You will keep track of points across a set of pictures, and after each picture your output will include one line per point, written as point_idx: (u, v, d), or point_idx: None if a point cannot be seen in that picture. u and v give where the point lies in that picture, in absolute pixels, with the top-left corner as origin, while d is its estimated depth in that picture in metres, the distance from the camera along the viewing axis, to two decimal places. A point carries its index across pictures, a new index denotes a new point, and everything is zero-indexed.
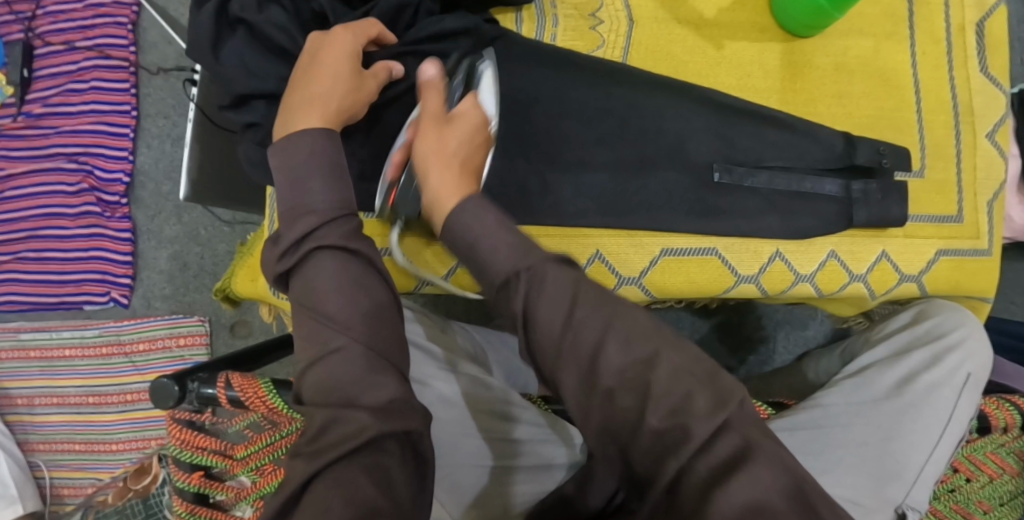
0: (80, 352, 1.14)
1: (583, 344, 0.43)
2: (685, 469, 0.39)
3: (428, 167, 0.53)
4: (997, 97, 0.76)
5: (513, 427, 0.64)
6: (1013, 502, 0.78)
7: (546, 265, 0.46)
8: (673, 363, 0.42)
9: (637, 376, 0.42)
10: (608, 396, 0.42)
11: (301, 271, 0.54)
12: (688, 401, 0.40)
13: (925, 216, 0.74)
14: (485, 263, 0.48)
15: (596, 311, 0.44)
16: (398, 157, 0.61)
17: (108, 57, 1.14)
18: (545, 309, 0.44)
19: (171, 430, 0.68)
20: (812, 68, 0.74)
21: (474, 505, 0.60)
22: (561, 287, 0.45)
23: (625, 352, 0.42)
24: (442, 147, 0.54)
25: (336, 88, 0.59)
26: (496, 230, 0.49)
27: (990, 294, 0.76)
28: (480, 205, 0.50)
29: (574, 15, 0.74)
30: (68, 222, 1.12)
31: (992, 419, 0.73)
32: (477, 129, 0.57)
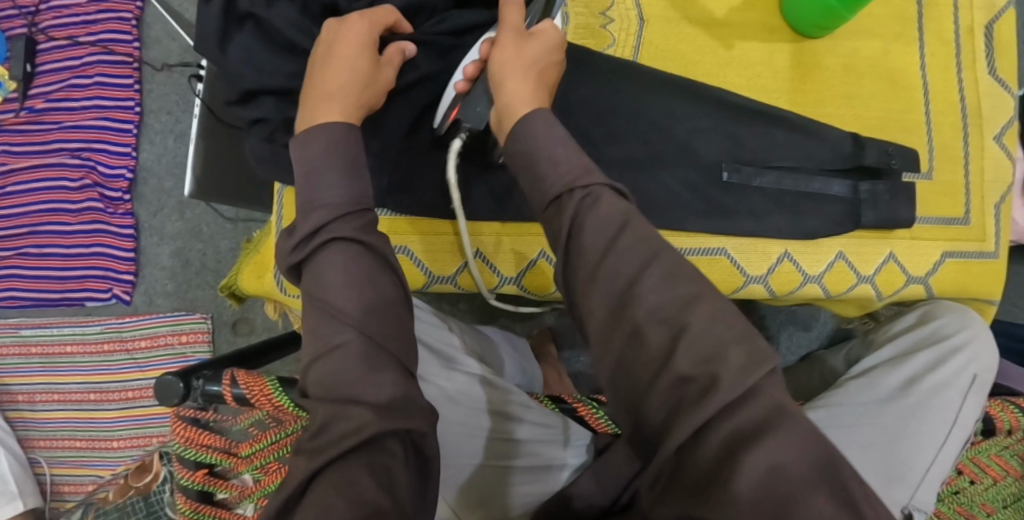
0: (81, 349, 1.13)
1: (623, 272, 0.43)
2: (706, 426, 0.37)
3: (506, 72, 0.55)
4: (1005, 100, 0.76)
5: (517, 425, 0.64)
6: (1016, 505, 0.78)
7: (600, 188, 0.47)
8: (709, 308, 0.41)
9: (673, 317, 0.41)
10: (636, 335, 0.41)
11: (313, 264, 0.54)
12: (723, 352, 0.39)
13: (932, 218, 0.74)
14: (542, 177, 0.50)
15: (642, 240, 0.44)
16: (472, 69, 0.61)
17: (111, 53, 1.14)
18: (595, 226, 0.45)
19: (176, 428, 0.67)
20: (821, 68, 0.74)
21: (477, 503, 0.61)
22: (613, 211, 0.46)
23: (665, 283, 0.42)
24: (519, 58, 0.56)
25: (353, 79, 0.59)
26: (556, 144, 0.50)
27: (997, 297, 0.76)
28: (545, 118, 0.52)
29: (585, 13, 0.74)
30: (70, 218, 1.12)
31: (996, 421, 0.75)
32: (553, 50, 0.58)
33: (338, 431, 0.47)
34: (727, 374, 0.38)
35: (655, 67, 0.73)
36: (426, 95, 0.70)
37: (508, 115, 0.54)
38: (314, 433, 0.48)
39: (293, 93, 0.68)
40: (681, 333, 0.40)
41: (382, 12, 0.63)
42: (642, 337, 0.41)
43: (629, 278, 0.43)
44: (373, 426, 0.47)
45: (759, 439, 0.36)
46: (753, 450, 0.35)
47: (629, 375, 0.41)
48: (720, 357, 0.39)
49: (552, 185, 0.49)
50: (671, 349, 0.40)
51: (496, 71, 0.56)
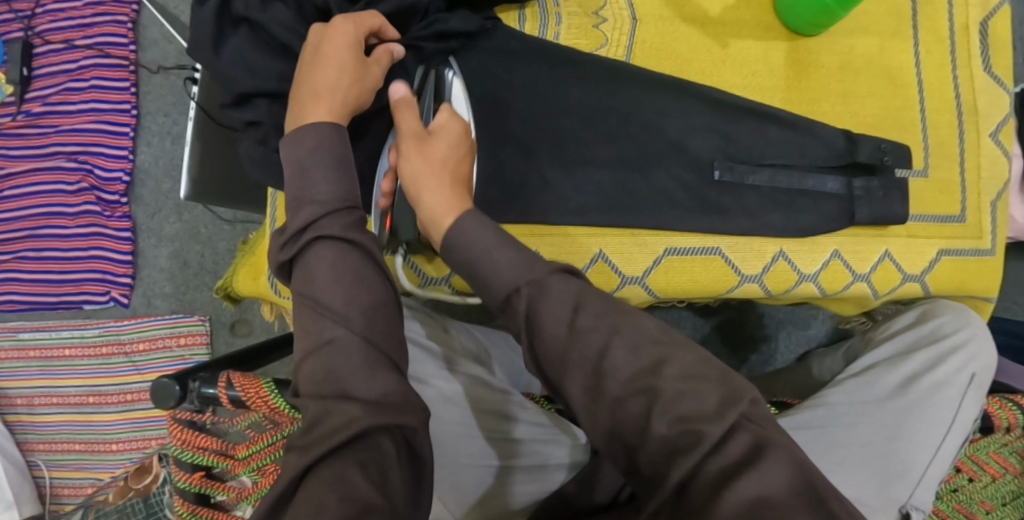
0: (80, 352, 1.13)
1: (592, 351, 0.47)
2: (697, 468, 0.42)
3: (421, 184, 0.57)
4: (1001, 97, 0.76)
5: (515, 429, 0.65)
6: (1015, 501, 0.81)
7: (546, 277, 0.50)
8: (679, 366, 0.45)
9: (644, 384, 0.45)
10: (617, 403, 0.45)
11: (302, 262, 0.55)
12: (688, 407, 0.43)
13: (929, 215, 0.74)
14: (487, 279, 0.52)
15: (599, 320, 0.48)
16: (388, 186, 0.64)
17: (108, 56, 1.14)
18: (550, 319, 0.48)
19: (172, 430, 0.68)
20: (816, 67, 0.74)
21: (473, 504, 0.61)
22: (562, 302, 0.49)
23: (631, 355, 0.46)
24: (430, 161, 0.58)
25: (339, 80, 0.59)
26: (496, 248, 0.52)
27: (994, 294, 0.76)
28: (477, 219, 0.55)
29: (578, 13, 0.74)
30: (67, 221, 1.12)
31: (993, 419, 0.75)
32: (459, 140, 0.61)
33: (328, 429, 0.47)
34: (708, 426, 0.42)
35: (649, 67, 0.73)
36: None
37: (435, 225, 0.56)
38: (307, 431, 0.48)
39: (286, 97, 0.69)
40: (653, 398, 0.44)
41: (370, 19, 0.63)
42: (624, 408, 0.45)
43: (598, 355, 0.47)
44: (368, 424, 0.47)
45: (740, 475, 0.41)
46: (738, 484, 0.40)
47: (622, 430, 0.45)
48: (691, 407, 0.43)
49: (502, 277, 0.51)
50: (649, 407, 0.44)
51: (411, 181, 0.58)
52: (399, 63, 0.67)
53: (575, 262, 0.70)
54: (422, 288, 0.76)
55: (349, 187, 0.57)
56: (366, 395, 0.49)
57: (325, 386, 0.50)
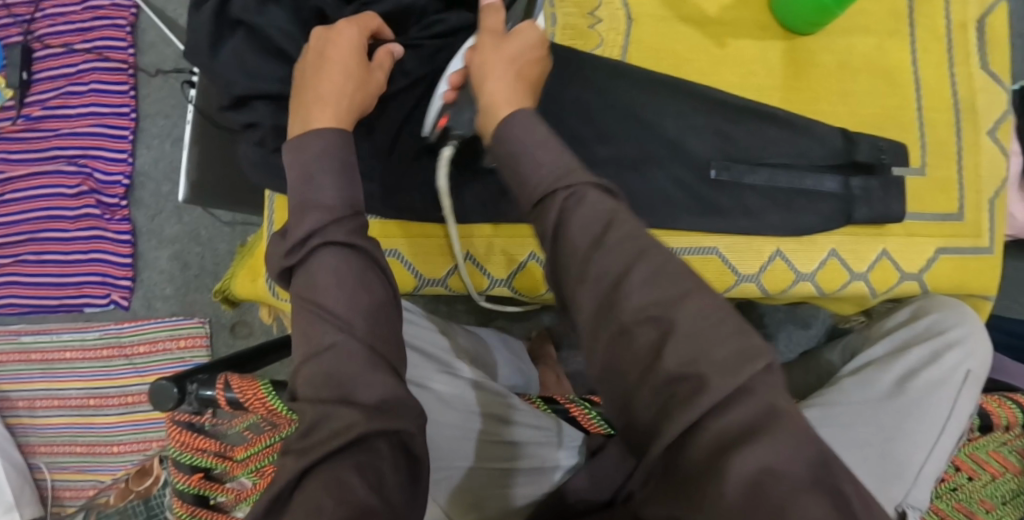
0: (80, 355, 1.14)
1: (607, 275, 0.42)
2: (695, 426, 0.37)
3: (488, 72, 0.54)
4: (999, 95, 0.75)
5: (511, 432, 0.64)
6: (1015, 500, 0.82)
7: (583, 186, 0.46)
8: (697, 305, 0.40)
9: (659, 315, 0.40)
10: (622, 333, 0.41)
11: (303, 270, 0.54)
12: (701, 348, 0.39)
13: (925, 214, 0.73)
14: (526, 178, 0.48)
15: (629, 240, 0.43)
16: (455, 81, 0.61)
17: (107, 59, 1.14)
18: (580, 228, 0.44)
19: (171, 433, 0.67)
20: (813, 66, 0.74)
21: (471, 506, 0.61)
22: (596, 214, 0.44)
23: (652, 282, 0.41)
24: (500, 57, 0.55)
25: (344, 81, 0.60)
26: (534, 151, 0.48)
27: (993, 292, 0.75)
28: (524, 115, 0.51)
29: (574, 13, 0.74)
30: (67, 224, 1.12)
31: (993, 416, 0.79)
32: (537, 45, 0.57)
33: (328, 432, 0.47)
34: (715, 376, 0.38)
35: (645, 67, 0.73)
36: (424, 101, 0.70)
37: (489, 113, 0.53)
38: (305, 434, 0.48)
39: (285, 98, 0.69)
40: (665, 330, 0.40)
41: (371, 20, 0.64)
42: (631, 340, 0.41)
43: (614, 279, 0.42)
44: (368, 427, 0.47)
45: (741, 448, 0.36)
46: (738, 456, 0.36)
47: (619, 363, 0.41)
48: (704, 350, 0.39)
49: (539, 181, 0.47)
50: (658, 344, 0.40)
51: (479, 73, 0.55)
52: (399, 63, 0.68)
53: None
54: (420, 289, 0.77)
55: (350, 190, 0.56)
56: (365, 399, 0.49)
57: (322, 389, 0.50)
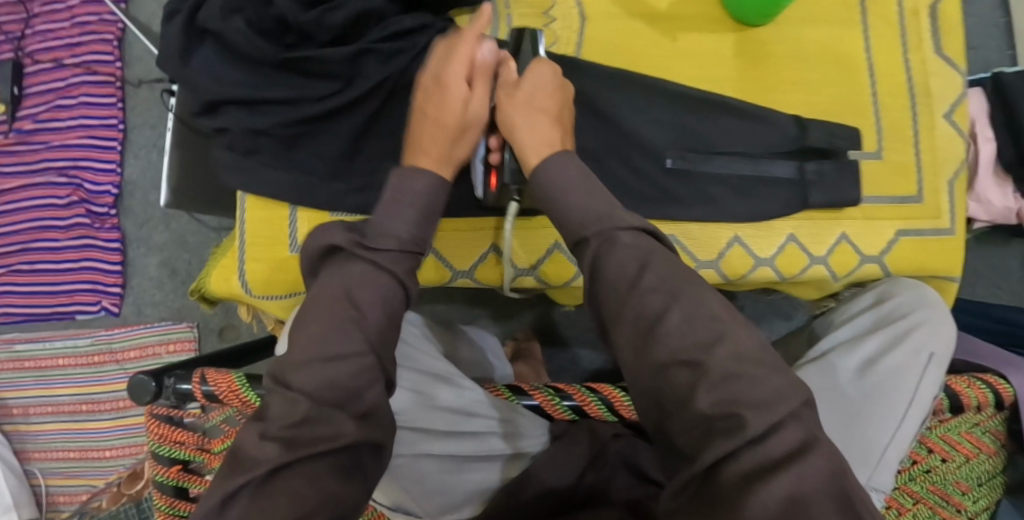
0: (72, 362, 1.16)
1: (644, 314, 0.50)
2: (732, 454, 0.44)
3: (512, 124, 0.64)
4: (953, 78, 0.76)
5: (484, 442, 0.68)
6: (989, 480, 0.84)
7: (616, 232, 0.54)
8: (730, 348, 0.47)
9: (693, 357, 0.47)
10: (662, 370, 0.48)
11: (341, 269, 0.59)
12: (735, 389, 0.46)
13: (884, 197, 0.74)
14: (569, 221, 0.57)
15: (661, 284, 0.51)
16: (495, 142, 0.69)
17: (95, 73, 1.17)
18: (615, 271, 0.52)
19: (149, 426, 0.71)
20: (767, 55, 0.75)
21: (438, 492, 0.64)
22: (631, 259, 0.52)
23: (687, 325, 0.49)
24: (525, 105, 0.64)
25: (440, 105, 0.66)
26: (578, 195, 0.58)
27: (958, 274, 0.76)
28: (565, 159, 0.61)
29: (530, 14, 0.77)
30: (59, 234, 1.15)
31: (962, 397, 0.78)
32: (553, 82, 0.66)
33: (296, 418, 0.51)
34: (754, 413, 0.45)
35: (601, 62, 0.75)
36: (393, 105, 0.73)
37: (529, 156, 0.62)
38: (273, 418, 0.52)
39: (256, 102, 0.70)
40: (702, 371, 0.47)
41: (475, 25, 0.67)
42: (670, 376, 0.48)
43: (650, 320, 0.50)
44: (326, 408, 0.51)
45: (774, 473, 0.43)
46: (770, 481, 0.42)
47: (664, 397, 0.48)
48: (737, 388, 0.46)
49: (579, 222, 0.56)
50: (694, 379, 0.47)
51: (511, 125, 0.64)
52: (360, 67, 0.70)
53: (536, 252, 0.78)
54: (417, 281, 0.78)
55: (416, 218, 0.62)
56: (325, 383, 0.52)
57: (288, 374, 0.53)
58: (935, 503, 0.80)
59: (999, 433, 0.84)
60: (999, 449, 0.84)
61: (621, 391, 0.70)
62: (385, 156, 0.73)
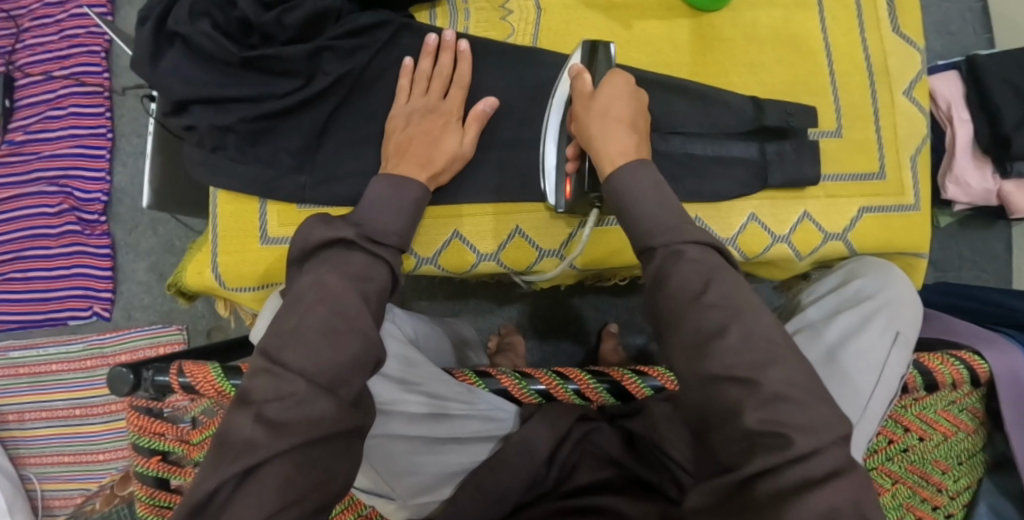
0: (65, 367, 1.18)
1: (703, 328, 0.51)
2: (773, 469, 0.46)
3: (593, 136, 0.63)
4: (912, 56, 0.77)
5: (456, 424, 0.68)
6: (970, 459, 0.81)
7: (685, 246, 0.55)
8: (783, 371, 0.48)
9: (746, 375, 0.48)
10: (710, 386, 0.49)
11: (329, 257, 0.60)
12: (782, 411, 0.47)
13: (845, 175, 0.75)
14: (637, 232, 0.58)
15: (724, 300, 0.51)
16: (573, 151, 0.68)
17: (83, 84, 1.20)
18: (680, 282, 0.53)
19: (130, 418, 0.74)
20: (721, 39, 0.77)
21: (405, 473, 0.65)
22: (696, 273, 0.53)
23: (744, 344, 0.49)
24: (601, 117, 0.64)
25: (431, 120, 0.71)
26: (653, 205, 0.58)
27: (925, 250, 0.76)
28: (641, 170, 0.60)
29: (486, 8, 0.78)
30: (50, 242, 1.18)
31: (935, 374, 0.75)
32: (628, 94, 0.66)
33: (262, 395, 0.52)
34: (803, 435, 0.46)
35: (557, 51, 0.77)
36: (359, 98, 0.75)
37: (606, 164, 0.62)
38: (244, 398, 0.53)
39: (225, 101, 0.71)
40: (755, 388, 0.48)
41: (456, 73, 0.73)
42: (719, 390, 0.49)
43: (706, 336, 0.50)
44: (302, 386, 0.52)
45: (809, 489, 0.45)
46: (808, 497, 0.44)
47: (709, 409, 0.49)
48: (782, 411, 0.47)
49: (648, 231, 0.57)
50: (740, 397, 0.48)
51: (588, 135, 0.64)
52: (322, 65, 0.72)
53: (495, 238, 0.75)
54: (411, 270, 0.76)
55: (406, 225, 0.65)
56: (287, 361, 0.54)
57: (261, 357, 0.55)
58: (915, 483, 0.76)
59: (977, 411, 0.81)
60: (977, 427, 0.81)
61: (588, 375, 0.73)
62: (351, 148, 0.75)
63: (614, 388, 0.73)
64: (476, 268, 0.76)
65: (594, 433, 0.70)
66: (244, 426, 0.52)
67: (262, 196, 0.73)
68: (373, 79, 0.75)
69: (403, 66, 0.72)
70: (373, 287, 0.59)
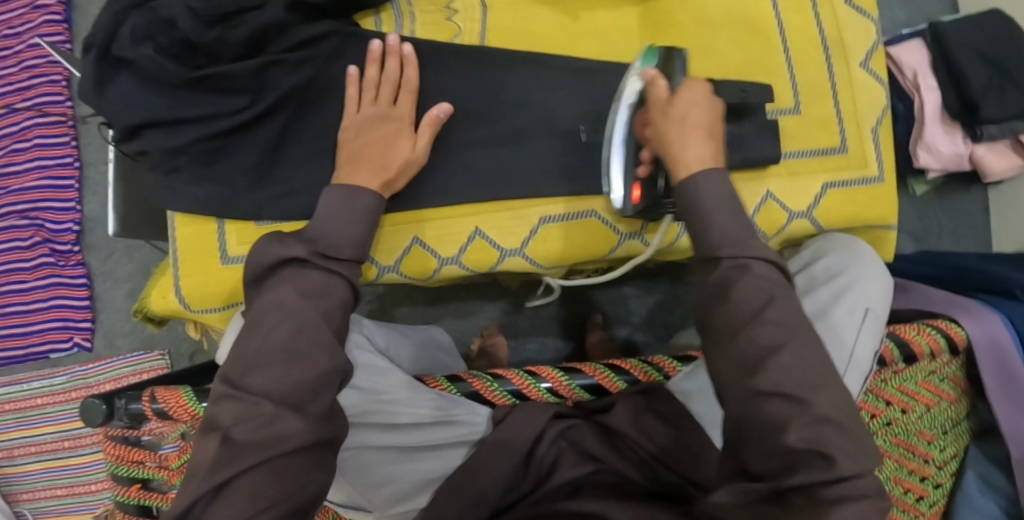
0: (50, 400, 1.18)
1: (756, 345, 0.51)
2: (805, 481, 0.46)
3: (670, 146, 0.61)
4: (866, 26, 0.77)
5: (428, 432, 0.67)
6: (954, 429, 0.80)
7: (749, 260, 0.54)
8: (832, 398, 0.50)
9: (796, 394, 0.49)
10: (758, 398, 0.49)
11: (280, 275, 0.59)
12: (825, 433, 0.48)
13: (806, 151, 0.75)
14: (704, 240, 0.57)
15: (785, 318, 0.52)
16: (647, 156, 0.66)
17: (46, 115, 1.18)
18: (743, 295, 0.53)
19: (107, 448, 0.73)
20: (671, 24, 0.77)
21: (380, 485, 0.66)
22: (759, 288, 0.53)
23: (796, 365, 0.50)
24: (676, 125, 0.61)
25: (380, 129, 0.70)
26: (727, 218, 0.57)
27: (892, 223, 0.76)
28: (719, 179, 0.58)
29: (432, 10, 0.77)
30: (26, 275, 1.17)
31: (912, 345, 0.73)
32: (707, 103, 0.62)
33: (230, 418, 0.51)
34: (844, 456, 0.47)
35: (506, 47, 0.76)
36: (312, 109, 0.74)
37: (679, 170, 0.60)
38: (212, 423, 0.52)
39: (176, 123, 0.70)
40: (804, 408, 0.49)
41: (404, 78, 0.71)
42: (765, 406, 0.49)
43: (762, 352, 0.51)
44: (269, 407, 0.51)
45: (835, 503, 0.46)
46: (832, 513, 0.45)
47: (748, 423, 0.49)
48: (826, 433, 0.48)
49: (719, 241, 0.56)
50: (789, 413, 0.49)
51: (665, 142, 0.62)
52: (269, 78, 0.71)
53: (453, 243, 0.74)
54: (376, 280, 0.75)
55: (366, 235, 0.64)
56: (251, 385, 0.52)
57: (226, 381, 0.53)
58: (900, 457, 0.74)
59: (957, 380, 0.79)
60: (959, 396, 0.79)
61: (561, 373, 0.72)
62: (306, 159, 0.74)
63: (589, 385, 0.71)
64: (439, 274, 0.75)
65: (572, 430, 0.69)
66: (214, 451, 0.50)
67: (220, 215, 0.73)
68: (323, 88, 0.74)
69: (347, 74, 0.70)
70: (336, 303, 0.58)
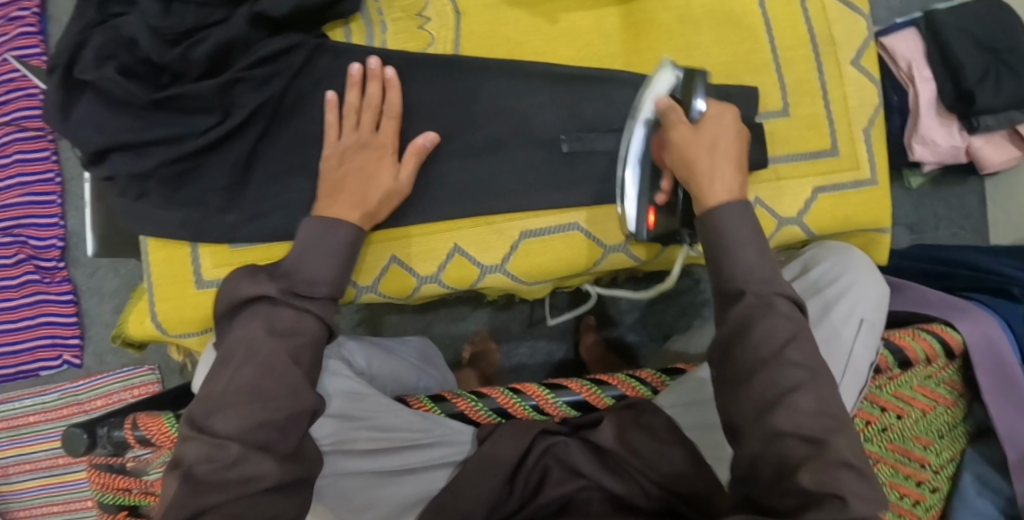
0: (42, 417, 1.17)
1: (778, 384, 0.53)
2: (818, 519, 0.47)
3: (694, 177, 0.61)
4: (857, 22, 0.74)
5: (407, 455, 0.66)
6: (951, 433, 0.77)
7: (773, 297, 0.56)
8: (851, 442, 0.51)
9: (818, 436, 0.51)
10: (777, 438, 0.51)
11: (253, 309, 0.58)
12: (841, 476, 0.49)
13: (796, 155, 0.72)
14: (730, 271, 0.58)
15: (806, 361, 0.54)
16: (667, 184, 0.67)
17: (25, 129, 1.16)
18: (766, 331, 0.55)
19: (92, 476, 0.69)
20: (653, 24, 0.74)
21: (358, 511, 0.63)
22: (784, 327, 0.54)
23: (815, 408, 0.52)
24: (699, 155, 0.62)
25: (362, 155, 0.67)
26: (753, 253, 0.58)
27: (886, 225, 0.73)
28: (744, 211, 0.60)
29: (403, 17, 0.74)
30: (12, 293, 1.15)
31: (907, 351, 0.70)
32: (732, 132, 0.63)
33: (192, 457, 0.50)
34: (858, 504, 0.48)
35: (480, 55, 0.73)
36: (284, 126, 0.72)
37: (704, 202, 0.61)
38: (174, 460, 0.52)
39: (141, 146, 0.67)
40: (825, 452, 0.50)
41: (386, 101, 0.69)
42: (782, 445, 0.51)
43: (783, 390, 0.53)
44: (236, 448, 0.51)
45: None
46: None
47: (764, 459, 0.51)
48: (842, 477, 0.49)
49: (744, 275, 0.57)
50: (808, 455, 0.50)
51: (689, 171, 0.62)
52: (235, 94, 0.68)
53: (432, 261, 0.72)
54: (355, 299, 0.74)
55: (342, 264, 0.62)
56: (218, 426, 0.52)
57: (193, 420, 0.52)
58: (896, 462, 0.72)
59: (954, 383, 0.77)
60: (956, 399, 0.77)
61: (547, 391, 0.70)
62: (276, 175, 0.72)
63: (576, 402, 0.70)
64: (418, 291, 0.74)
65: (559, 446, 0.66)
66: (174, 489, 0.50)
67: (192, 240, 0.71)
68: (294, 103, 0.72)
69: (326, 99, 0.68)
70: (306, 340, 0.57)
